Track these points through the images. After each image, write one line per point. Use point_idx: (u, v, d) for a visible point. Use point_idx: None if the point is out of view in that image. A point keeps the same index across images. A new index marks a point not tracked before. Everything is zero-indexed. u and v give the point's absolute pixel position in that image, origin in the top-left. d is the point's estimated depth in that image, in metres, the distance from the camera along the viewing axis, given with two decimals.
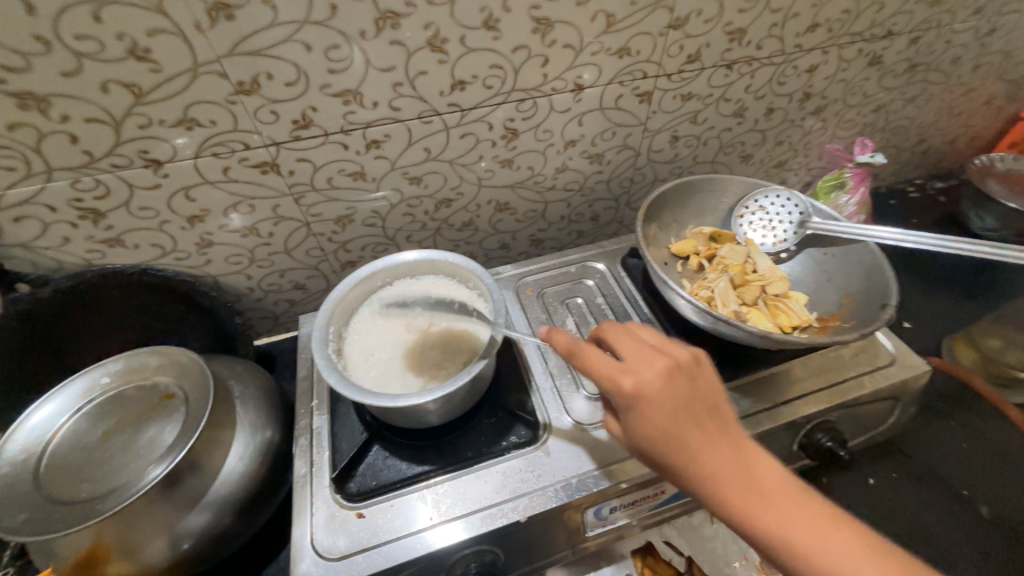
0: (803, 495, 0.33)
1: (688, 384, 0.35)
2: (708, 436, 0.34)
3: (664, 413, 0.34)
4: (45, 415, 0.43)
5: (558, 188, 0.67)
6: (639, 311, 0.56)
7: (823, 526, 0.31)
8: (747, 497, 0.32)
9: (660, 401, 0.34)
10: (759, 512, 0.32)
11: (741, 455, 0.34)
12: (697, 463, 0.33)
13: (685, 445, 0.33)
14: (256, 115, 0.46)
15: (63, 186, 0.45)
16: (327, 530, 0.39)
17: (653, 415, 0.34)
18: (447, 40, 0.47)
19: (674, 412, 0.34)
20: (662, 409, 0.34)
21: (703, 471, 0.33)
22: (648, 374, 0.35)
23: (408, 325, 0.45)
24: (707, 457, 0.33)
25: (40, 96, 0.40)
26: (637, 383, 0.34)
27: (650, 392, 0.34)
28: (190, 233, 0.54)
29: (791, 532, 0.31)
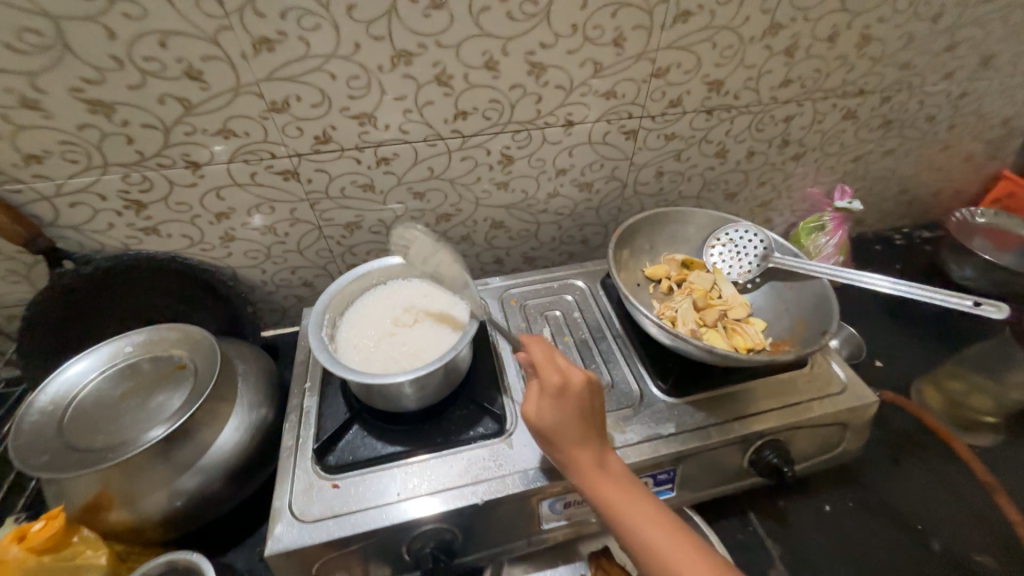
0: (646, 494, 0.41)
1: (593, 395, 0.44)
2: (590, 435, 0.42)
3: (572, 410, 0.42)
4: (74, 374, 0.49)
5: (549, 212, 0.73)
6: (611, 326, 0.60)
7: (656, 519, 0.40)
8: (606, 487, 0.41)
9: (571, 400, 0.42)
10: (611, 498, 0.40)
11: (609, 456, 0.43)
12: (579, 453, 0.41)
13: (574, 438, 0.41)
14: (283, 130, 0.54)
15: (114, 179, 0.53)
16: (303, 496, 0.44)
17: (562, 409, 0.42)
18: (452, 77, 0.54)
19: (578, 411, 0.42)
20: (569, 406, 0.42)
21: (579, 458, 0.41)
22: (569, 376, 0.43)
23: (394, 318, 0.50)
24: (586, 450, 0.41)
25: (108, 104, 0.48)
26: (562, 381, 0.42)
27: (567, 389, 0.42)
28: (216, 227, 0.61)
29: (630, 518, 0.40)
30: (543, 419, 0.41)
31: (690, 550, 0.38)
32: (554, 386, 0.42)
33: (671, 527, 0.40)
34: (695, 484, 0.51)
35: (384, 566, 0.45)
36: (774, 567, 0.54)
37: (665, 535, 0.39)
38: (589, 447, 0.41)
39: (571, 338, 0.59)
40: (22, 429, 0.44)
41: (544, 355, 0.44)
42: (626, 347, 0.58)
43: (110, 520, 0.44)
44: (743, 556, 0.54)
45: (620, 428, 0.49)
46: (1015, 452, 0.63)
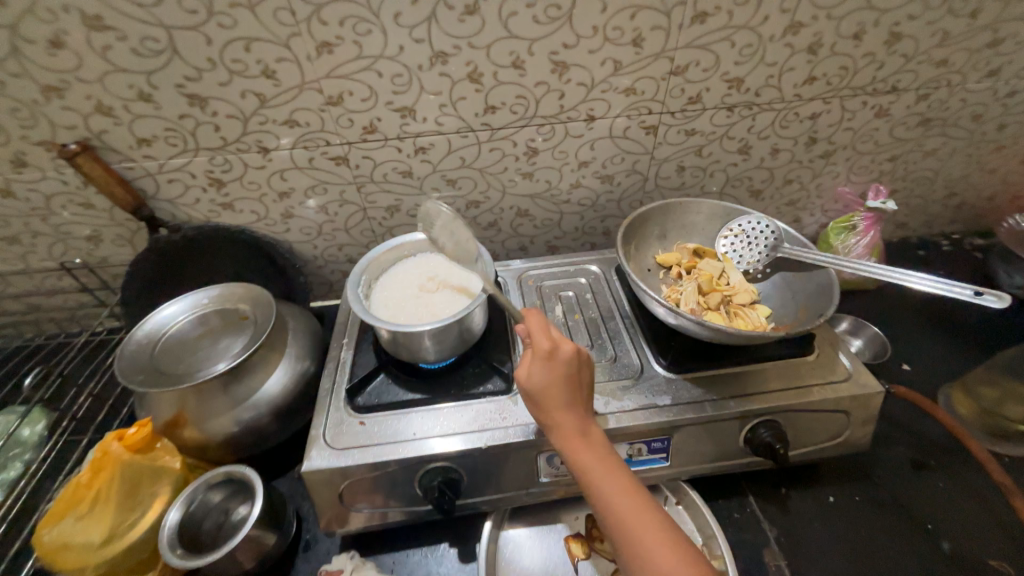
0: (623, 467, 0.44)
1: (583, 367, 0.47)
2: (573, 401, 0.45)
3: (559, 375, 0.45)
4: (162, 317, 0.60)
5: (572, 202, 0.77)
6: (620, 307, 0.64)
7: (627, 491, 0.42)
8: (582, 449, 0.44)
9: (560, 366, 0.46)
10: (587, 464, 0.43)
11: (592, 428, 0.46)
12: (562, 418, 0.45)
13: (558, 400, 0.45)
14: (338, 121, 0.63)
15: (203, 161, 0.64)
16: (335, 428, 0.51)
17: (551, 374, 0.45)
18: (483, 75, 0.61)
19: (565, 376, 0.46)
20: (558, 373, 0.45)
21: (560, 419, 0.45)
22: (561, 346, 0.47)
23: (420, 284, 0.56)
24: (568, 414, 0.45)
25: (203, 98, 0.58)
26: (553, 349, 0.46)
27: (558, 356, 0.46)
28: (278, 205, 0.71)
29: (603, 484, 0.42)
30: (533, 382, 0.45)
31: (652, 520, 0.41)
32: (545, 351, 0.46)
33: (641, 500, 0.42)
34: (688, 456, 0.54)
35: (399, 497, 0.51)
36: (768, 548, 0.55)
37: (631, 503, 0.42)
38: (573, 414, 0.45)
39: (581, 316, 0.63)
40: (123, 355, 0.55)
41: (541, 326, 0.48)
42: (632, 326, 0.62)
43: (184, 436, 0.54)
44: (737, 535, 0.56)
45: (618, 396, 0.53)
46: None
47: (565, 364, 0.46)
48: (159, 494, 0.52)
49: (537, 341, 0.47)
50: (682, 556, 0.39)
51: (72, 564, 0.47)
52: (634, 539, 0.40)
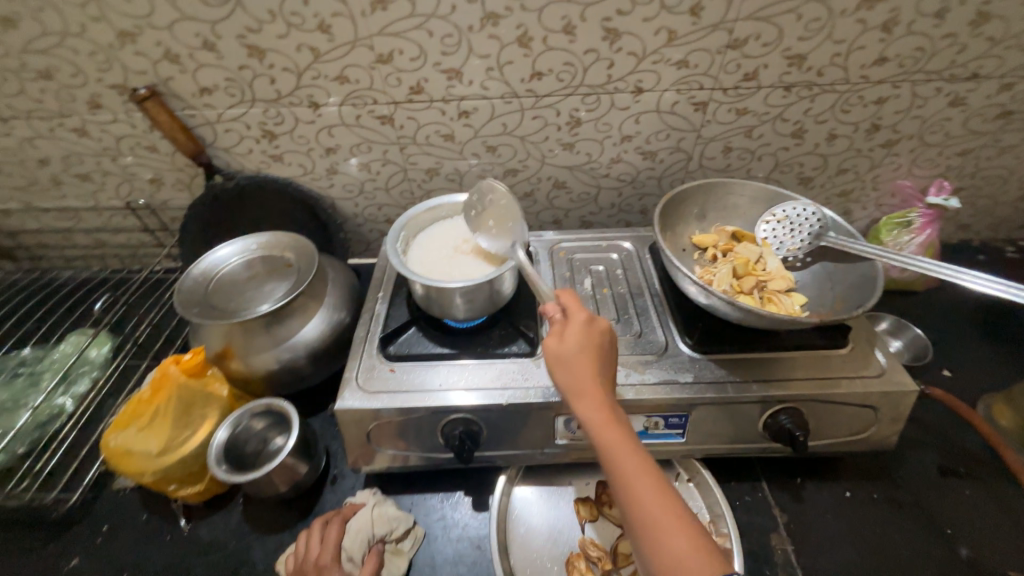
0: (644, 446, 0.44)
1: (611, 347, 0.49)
2: (602, 375, 0.46)
3: (593, 346, 0.47)
4: (217, 257, 0.64)
5: (611, 177, 0.76)
6: (650, 285, 0.64)
7: (647, 466, 0.42)
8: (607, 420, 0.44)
9: (595, 339, 0.47)
10: (610, 437, 0.43)
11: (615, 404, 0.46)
12: (591, 388, 0.45)
13: (590, 370, 0.45)
14: (386, 79, 0.64)
15: (258, 113, 0.67)
16: (366, 373, 0.54)
17: (586, 344, 0.46)
18: (532, 39, 0.60)
19: (598, 349, 0.47)
20: (593, 345, 0.47)
21: (589, 388, 0.45)
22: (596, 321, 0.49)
23: (455, 245, 0.58)
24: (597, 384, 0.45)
25: (261, 50, 0.61)
26: (590, 322, 0.48)
27: (593, 329, 0.48)
28: (325, 160, 0.73)
29: (625, 458, 0.42)
30: (565, 350, 0.46)
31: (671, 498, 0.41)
32: (583, 321, 0.48)
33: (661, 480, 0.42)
34: (704, 435, 0.54)
35: (421, 442, 0.54)
36: (776, 533, 0.55)
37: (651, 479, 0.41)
38: (602, 386, 0.45)
39: (609, 290, 0.64)
40: (182, 289, 0.59)
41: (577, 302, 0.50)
42: (661, 305, 0.62)
43: (231, 368, 0.58)
44: (746, 517, 0.57)
45: (639, 369, 0.54)
46: None
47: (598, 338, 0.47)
48: (210, 416, 0.57)
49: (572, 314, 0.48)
50: (699, 537, 0.39)
51: (135, 469, 0.53)
52: (654, 515, 0.40)
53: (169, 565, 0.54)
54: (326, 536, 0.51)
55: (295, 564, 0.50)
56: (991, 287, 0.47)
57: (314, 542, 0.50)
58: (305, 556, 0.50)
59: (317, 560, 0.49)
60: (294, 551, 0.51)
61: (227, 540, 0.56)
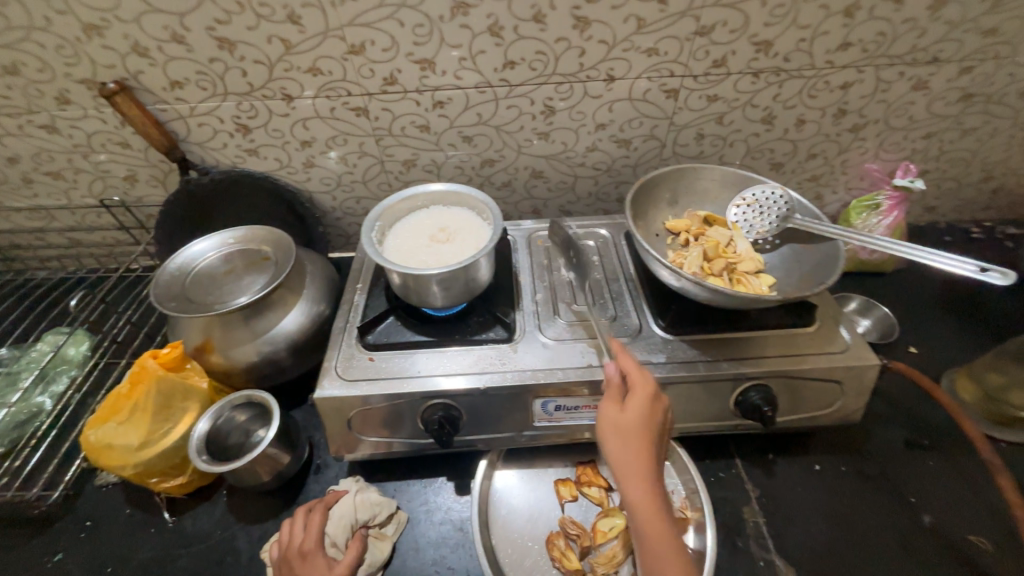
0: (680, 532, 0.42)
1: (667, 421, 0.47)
2: (654, 448, 0.44)
3: (651, 419, 0.45)
4: (194, 252, 0.64)
5: (587, 165, 0.77)
6: (626, 270, 0.66)
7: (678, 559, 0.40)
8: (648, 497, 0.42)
9: (654, 411, 0.45)
10: (649, 516, 0.41)
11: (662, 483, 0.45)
12: (641, 463, 0.43)
13: (643, 443, 0.43)
14: (359, 70, 0.64)
15: (231, 106, 0.67)
16: (345, 362, 0.55)
17: (645, 415, 0.45)
18: (503, 28, 0.60)
19: (655, 423, 0.45)
20: (651, 416, 0.45)
21: (636, 459, 0.43)
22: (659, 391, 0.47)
23: (430, 234, 0.59)
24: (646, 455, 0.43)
25: (232, 42, 0.60)
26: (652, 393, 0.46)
27: (654, 400, 0.46)
28: (301, 154, 0.73)
29: (659, 540, 0.40)
30: (633, 417, 0.44)
31: None
32: (646, 391, 0.46)
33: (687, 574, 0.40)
34: (677, 413, 0.56)
35: (401, 429, 0.55)
36: (749, 506, 0.57)
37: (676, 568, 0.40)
38: (652, 461, 0.43)
39: (586, 277, 0.65)
40: (158, 283, 0.59)
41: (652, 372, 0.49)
42: (635, 289, 0.63)
43: (211, 361, 0.59)
44: (719, 492, 0.58)
45: None
46: None
47: (664, 416, 0.46)
48: (190, 409, 0.57)
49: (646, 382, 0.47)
50: None
51: (115, 462, 0.53)
52: None
53: (154, 558, 0.54)
54: (310, 522, 0.52)
55: (280, 551, 0.51)
56: (949, 264, 0.47)
57: (298, 529, 0.51)
58: (289, 543, 0.50)
59: (302, 546, 0.49)
60: (278, 538, 0.52)
61: (212, 531, 0.56)
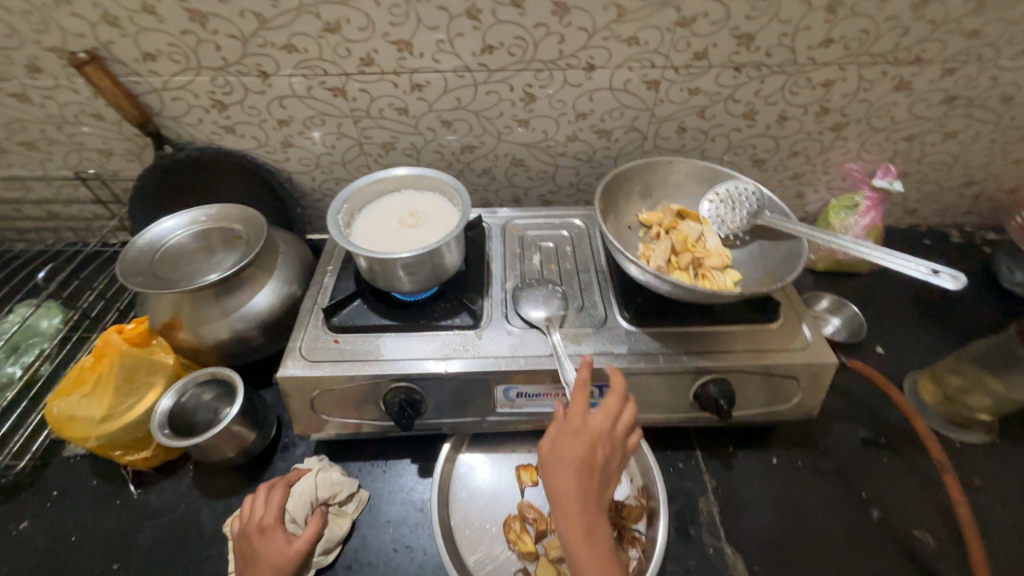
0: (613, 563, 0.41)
1: (611, 452, 0.45)
2: (588, 478, 0.43)
3: (583, 450, 0.43)
4: (165, 228, 0.64)
5: (568, 155, 0.77)
6: (597, 261, 0.66)
7: None
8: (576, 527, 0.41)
9: (588, 442, 0.44)
10: (575, 547, 0.41)
11: (598, 519, 0.42)
12: (569, 492, 0.42)
13: (572, 475, 0.42)
14: (335, 49, 0.63)
15: (205, 81, 0.66)
16: (310, 343, 0.55)
17: (576, 447, 0.43)
18: (481, 11, 0.60)
19: (589, 455, 0.43)
20: (584, 448, 0.43)
21: (563, 490, 0.42)
22: (598, 422, 0.45)
23: (399, 218, 0.59)
24: (577, 485, 0.42)
25: (205, 15, 0.59)
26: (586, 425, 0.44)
27: (590, 430, 0.44)
28: (278, 133, 0.72)
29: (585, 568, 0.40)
30: (555, 451, 0.44)
31: None
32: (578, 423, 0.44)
33: None
34: (637, 404, 0.57)
35: (364, 411, 0.56)
36: (704, 496, 0.58)
37: None
38: (581, 493, 0.42)
39: (557, 267, 0.65)
40: (127, 259, 0.59)
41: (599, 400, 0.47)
42: (605, 280, 0.63)
43: (178, 338, 0.59)
44: (677, 482, 0.60)
45: (577, 341, 0.56)
46: (1003, 454, 0.61)
47: (598, 447, 0.44)
48: (155, 384, 0.57)
49: (578, 410, 0.46)
50: None
51: (77, 435, 0.53)
52: None
53: (118, 528, 0.55)
54: (270, 498, 0.52)
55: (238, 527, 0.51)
56: (906, 267, 0.48)
57: (258, 505, 0.51)
58: (248, 519, 0.51)
59: (261, 520, 0.50)
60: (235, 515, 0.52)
61: (176, 504, 0.57)
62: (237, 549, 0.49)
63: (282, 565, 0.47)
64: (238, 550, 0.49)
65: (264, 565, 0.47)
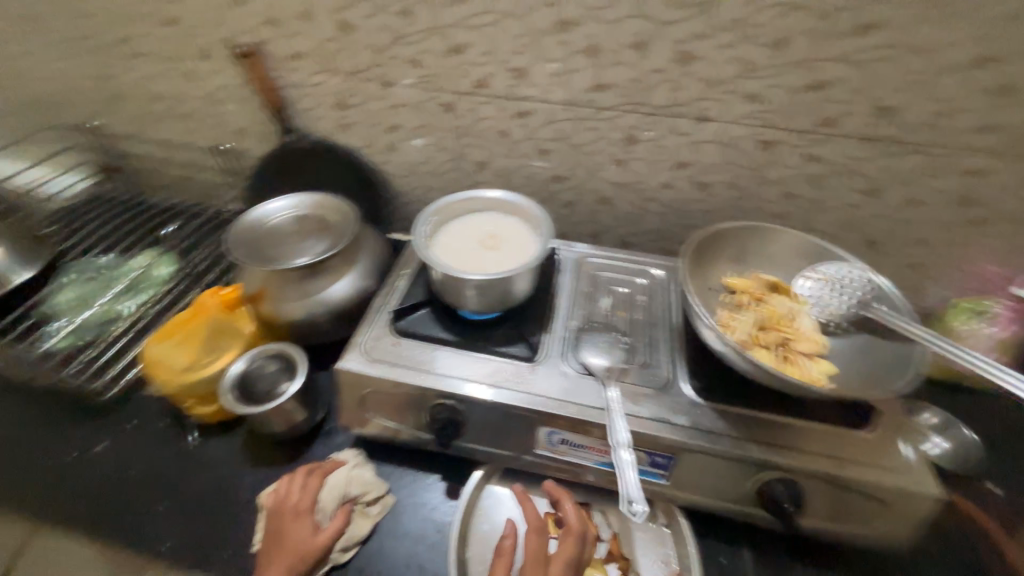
0: None
1: None
2: None
3: None
4: (272, 207, 0.70)
5: (658, 201, 0.74)
6: (671, 317, 0.62)
7: None
8: None
9: None
10: None
11: None
12: None
13: None
14: (455, 69, 0.66)
15: (336, 83, 0.72)
16: (372, 340, 0.57)
17: None
18: (602, 51, 0.60)
19: None
20: None
21: None
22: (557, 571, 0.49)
23: (479, 237, 0.59)
24: None
25: (349, 26, 0.65)
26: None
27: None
28: (386, 137, 0.77)
29: None
30: None
31: None
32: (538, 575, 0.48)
33: None
34: (687, 482, 0.52)
35: (406, 417, 0.57)
36: None
37: None
38: None
39: (626, 315, 0.62)
40: (236, 230, 0.66)
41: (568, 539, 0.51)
42: (676, 339, 0.59)
43: (261, 310, 0.64)
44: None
45: (633, 400, 0.52)
46: None
47: None
48: (234, 347, 0.63)
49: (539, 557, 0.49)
50: None
51: (162, 377, 0.59)
52: None
53: (173, 471, 0.60)
54: (308, 485, 0.54)
55: (272, 504, 0.53)
56: None
57: (294, 490, 0.54)
58: (283, 499, 0.53)
59: (297, 505, 0.52)
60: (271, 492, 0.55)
61: (225, 461, 0.61)
62: (267, 528, 0.51)
63: (305, 555, 0.49)
64: (269, 527, 0.51)
65: (290, 549, 0.49)
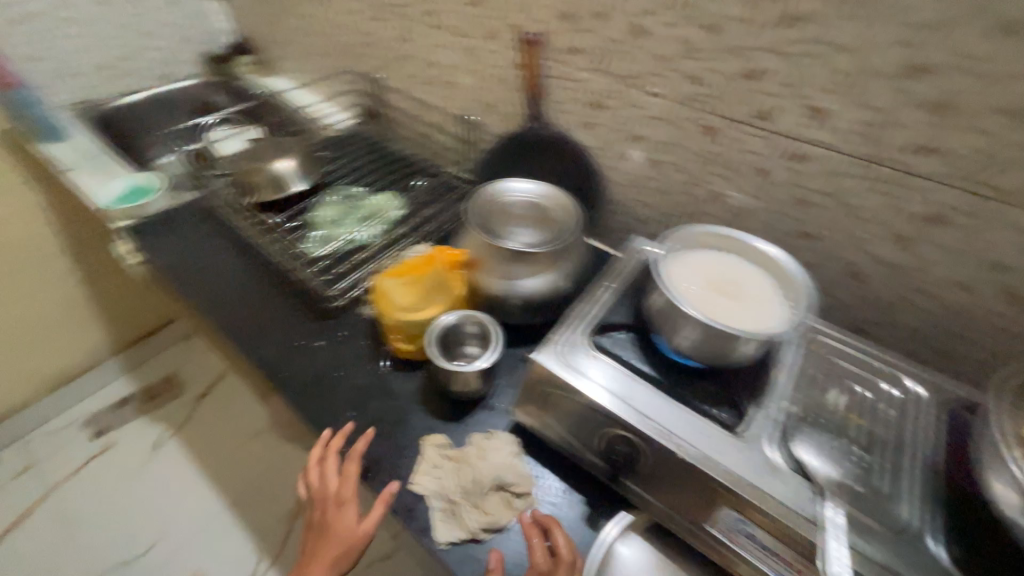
0: None
1: None
2: None
3: None
4: (510, 184, 0.73)
5: (931, 299, 0.60)
6: (928, 449, 0.49)
7: None
8: None
9: None
10: None
11: None
12: None
13: None
14: (738, 94, 0.61)
15: (601, 83, 0.72)
16: (568, 343, 0.57)
17: None
18: (951, 110, 0.49)
19: None
20: None
21: None
22: None
23: (714, 280, 0.55)
24: None
25: (642, 30, 0.64)
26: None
27: None
28: (625, 145, 0.75)
29: None
30: None
31: None
32: None
33: None
34: None
35: (575, 430, 0.56)
36: None
37: None
38: None
39: (864, 422, 0.51)
40: (475, 194, 0.71)
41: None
42: (929, 480, 0.47)
43: (472, 276, 0.68)
44: None
45: (858, 533, 0.42)
46: None
47: None
48: (441, 301, 0.67)
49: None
50: None
51: (384, 306, 0.66)
52: None
53: (365, 387, 0.69)
54: (344, 470, 0.60)
55: (313, 490, 0.62)
56: None
57: (335, 478, 0.60)
58: (323, 488, 0.61)
59: (337, 492, 0.60)
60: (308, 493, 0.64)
61: (404, 397, 0.68)
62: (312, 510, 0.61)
63: (348, 543, 0.58)
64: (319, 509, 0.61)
65: (336, 539, 0.58)
